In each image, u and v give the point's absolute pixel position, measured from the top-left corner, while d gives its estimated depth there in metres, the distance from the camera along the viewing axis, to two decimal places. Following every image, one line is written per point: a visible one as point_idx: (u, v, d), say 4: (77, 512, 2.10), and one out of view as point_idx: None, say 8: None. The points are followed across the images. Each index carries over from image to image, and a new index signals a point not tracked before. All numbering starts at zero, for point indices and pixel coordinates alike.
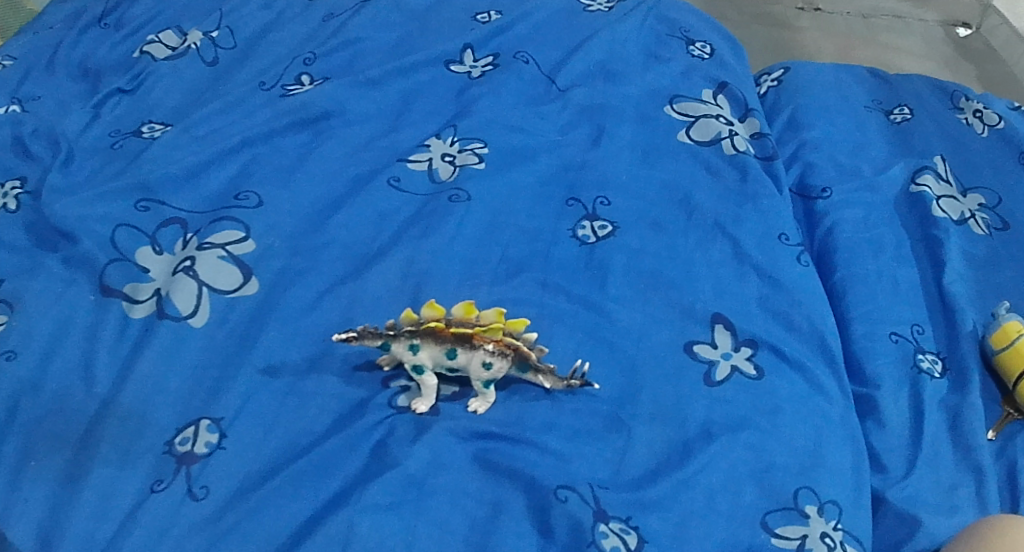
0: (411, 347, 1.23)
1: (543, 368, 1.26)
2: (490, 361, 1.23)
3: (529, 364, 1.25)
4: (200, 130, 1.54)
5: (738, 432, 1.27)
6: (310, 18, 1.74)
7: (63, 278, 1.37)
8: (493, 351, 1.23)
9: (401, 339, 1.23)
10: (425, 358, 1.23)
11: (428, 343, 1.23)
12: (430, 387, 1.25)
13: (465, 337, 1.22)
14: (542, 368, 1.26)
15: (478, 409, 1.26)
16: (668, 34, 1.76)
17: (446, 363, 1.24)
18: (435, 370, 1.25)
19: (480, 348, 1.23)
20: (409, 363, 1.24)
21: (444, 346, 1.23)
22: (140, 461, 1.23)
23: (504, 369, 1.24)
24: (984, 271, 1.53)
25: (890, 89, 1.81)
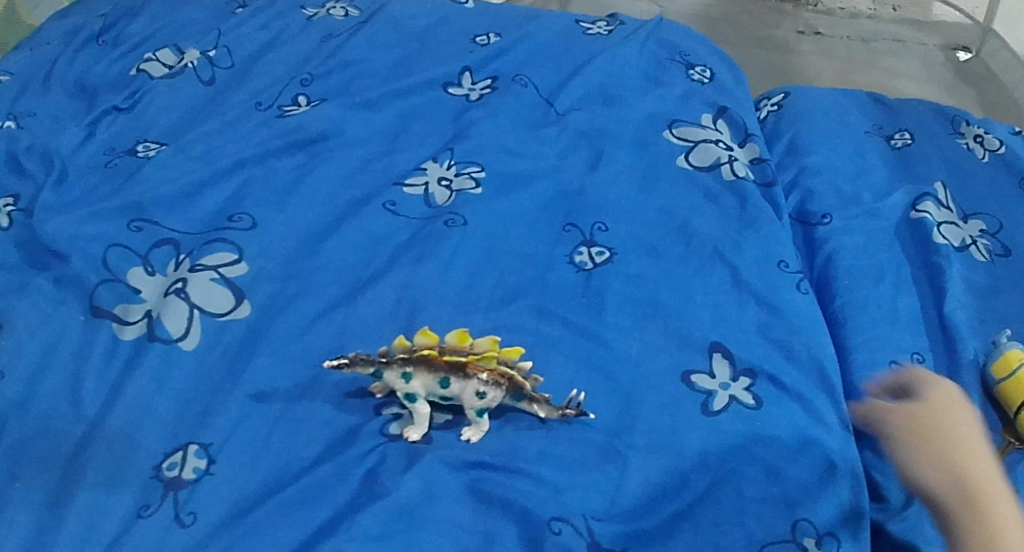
0: (403, 376, 1.22)
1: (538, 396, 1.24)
2: (483, 390, 1.21)
3: (525, 393, 1.23)
4: (195, 149, 1.54)
5: (736, 462, 1.25)
6: (308, 38, 1.74)
7: (53, 298, 1.35)
8: (487, 380, 1.21)
9: (393, 366, 1.22)
10: (418, 386, 1.22)
11: (421, 373, 1.22)
12: (422, 416, 1.24)
13: (459, 364, 1.21)
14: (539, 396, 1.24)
15: (471, 438, 1.24)
16: (667, 57, 1.76)
17: (440, 392, 1.22)
18: (429, 399, 1.23)
19: (474, 377, 1.21)
20: (402, 392, 1.23)
21: (437, 375, 1.22)
22: (126, 486, 1.21)
23: (498, 398, 1.22)
24: (985, 299, 1.52)
25: (890, 115, 1.80)
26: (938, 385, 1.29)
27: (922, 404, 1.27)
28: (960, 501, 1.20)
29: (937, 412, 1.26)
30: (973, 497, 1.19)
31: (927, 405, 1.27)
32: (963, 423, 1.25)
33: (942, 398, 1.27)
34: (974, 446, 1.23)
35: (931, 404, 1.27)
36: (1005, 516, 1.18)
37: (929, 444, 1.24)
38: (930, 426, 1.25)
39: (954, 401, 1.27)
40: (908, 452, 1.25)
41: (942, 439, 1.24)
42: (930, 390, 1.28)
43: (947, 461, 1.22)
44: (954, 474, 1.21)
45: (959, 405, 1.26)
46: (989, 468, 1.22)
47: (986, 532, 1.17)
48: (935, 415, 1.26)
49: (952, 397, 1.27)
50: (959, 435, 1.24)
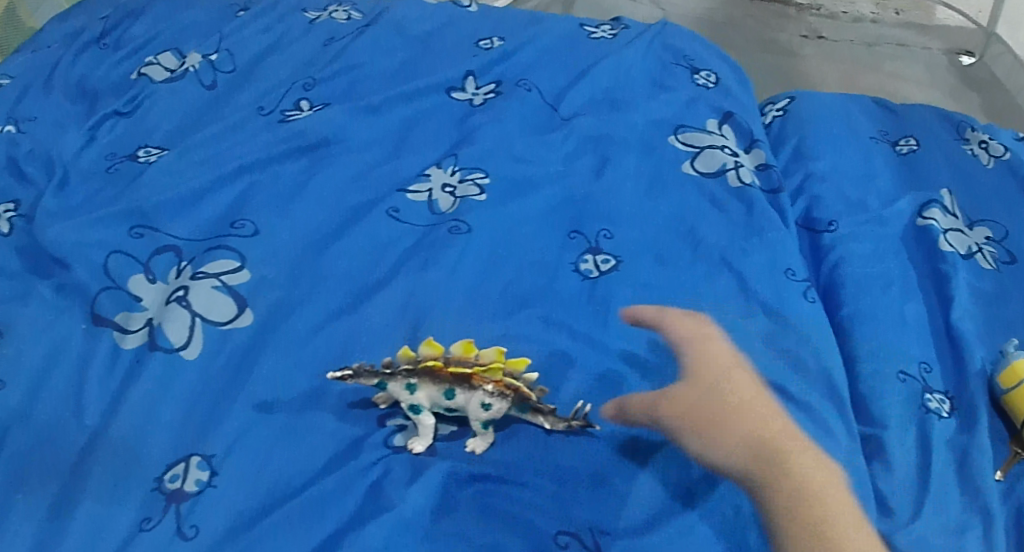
0: (407, 387, 1.21)
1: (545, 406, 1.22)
2: (489, 402, 1.20)
3: (532, 403, 1.22)
4: (197, 154, 1.53)
5: (744, 474, 1.24)
6: (311, 42, 1.73)
7: (55, 306, 1.34)
8: (492, 392, 1.20)
9: (397, 378, 1.21)
10: (422, 397, 1.21)
11: (425, 384, 1.21)
12: (427, 427, 1.23)
13: (464, 376, 1.20)
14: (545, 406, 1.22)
15: (476, 449, 1.23)
16: (673, 62, 1.74)
17: (445, 403, 1.22)
18: (433, 410, 1.22)
19: (479, 389, 1.20)
20: (407, 403, 1.22)
21: (442, 386, 1.21)
22: (128, 498, 1.20)
23: (503, 409, 1.21)
24: (992, 308, 1.51)
25: (897, 120, 1.79)
26: (709, 342, 1.34)
27: (705, 378, 1.30)
28: (755, 468, 1.24)
29: (713, 388, 1.30)
30: (782, 457, 1.25)
31: (716, 372, 1.31)
32: (741, 394, 1.30)
33: (718, 363, 1.32)
34: (759, 403, 1.29)
35: (713, 361, 1.32)
36: (801, 461, 1.26)
37: (701, 424, 1.27)
38: (693, 406, 1.28)
39: (722, 353, 1.33)
40: (675, 429, 1.26)
41: (717, 417, 1.27)
42: (687, 348, 1.33)
43: (722, 438, 1.26)
44: (746, 447, 1.25)
45: (733, 358, 1.33)
46: (772, 417, 1.29)
47: (796, 482, 1.24)
48: (734, 386, 1.30)
49: (721, 353, 1.33)
50: (727, 400, 1.29)
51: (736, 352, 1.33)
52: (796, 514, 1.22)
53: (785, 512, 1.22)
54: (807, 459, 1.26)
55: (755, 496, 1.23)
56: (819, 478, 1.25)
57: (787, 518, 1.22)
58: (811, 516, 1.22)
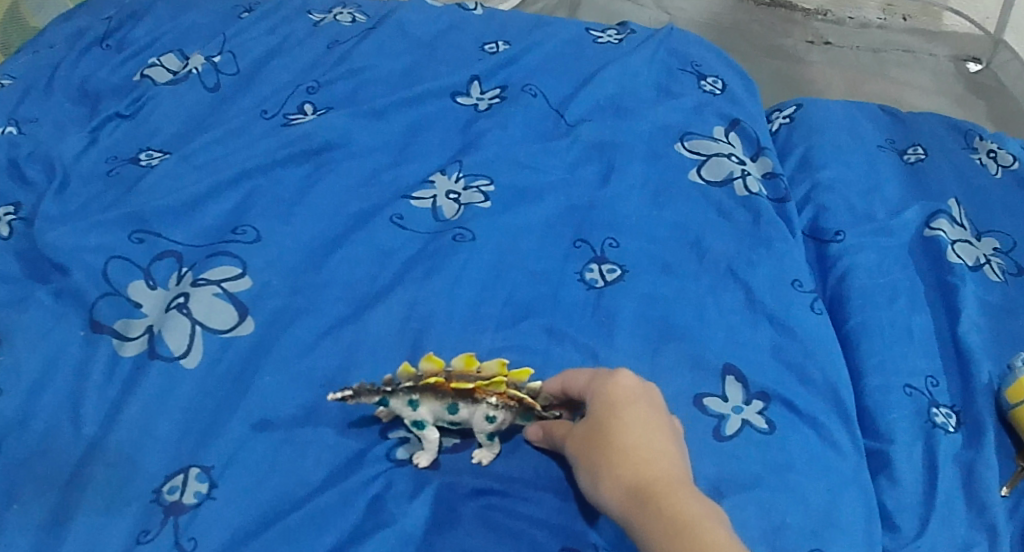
0: (410, 403, 1.19)
1: (549, 410, 1.22)
2: (493, 414, 1.19)
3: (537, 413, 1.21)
4: (198, 158, 1.52)
5: (749, 489, 1.22)
6: (315, 44, 1.72)
7: (54, 313, 1.33)
8: (496, 405, 1.19)
9: (399, 395, 1.19)
10: (425, 413, 1.19)
11: (428, 400, 1.19)
12: (431, 441, 1.21)
13: (467, 390, 1.18)
14: (549, 411, 1.22)
15: (483, 461, 1.22)
16: (679, 68, 1.73)
17: (449, 417, 1.20)
18: (437, 424, 1.20)
19: (482, 402, 1.19)
20: (409, 419, 1.20)
21: (445, 402, 1.19)
22: (126, 509, 1.19)
23: (508, 420, 1.20)
24: (1000, 320, 1.49)
25: (905, 129, 1.77)
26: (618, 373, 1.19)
27: (602, 411, 1.16)
28: (634, 506, 1.10)
29: (604, 422, 1.15)
30: (652, 499, 1.09)
31: (605, 402, 1.16)
32: (630, 432, 1.14)
33: (624, 399, 1.16)
34: (652, 445, 1.13)
35: (617, 394, 1.17)
36: (676, 505, 1.08)
37: (593, 466, 1.14)
38: (586, 443, 1.16)
39: (630, 387, 1.17)
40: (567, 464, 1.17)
41: (604, 452, 1.13)
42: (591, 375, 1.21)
43: (609, 478, 1.12)
44: (625, 486, 1.11)
45: (639, 391, 1.17)
46: (660, 459, 1.12)
47: (669, 524, 1.07)
48: (625, 426, 1.14)
49: (625, 384, 1.17)
50: (618, 431, 1.14)
51: (648, 386, 1.18)
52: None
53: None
54: (690, 508, 1.08)
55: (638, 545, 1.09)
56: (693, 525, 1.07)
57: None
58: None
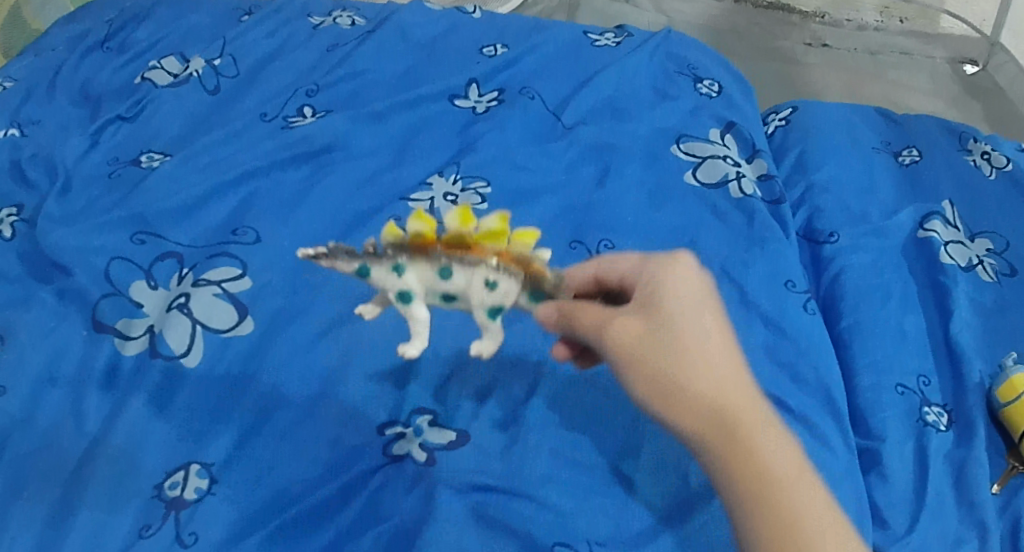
0: (393, 269, 1.23)
1: (564, 288, 1.18)
2: (493, 279, 1.21)
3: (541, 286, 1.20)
4: (199, 160, 1.53)
5: None
6: (314, 47, 1.74)
7: (56, 312, 1.35)
8: (495, 267, 1.21)
9: (386, 260, 1.23)
10: (410, 279, 1.22)
11: (417, 264, 1.23)
12: (417, 318, 1.27)
13: (462, 251, 1.22)
14: (563, 291, 1.18)
15: (482, 350, 1.29)
16: (676, 70, 1.75)
17: (441, 287, 1.23)
18: (425, 296, 1.24)
19: (481, 264, 1.21)
20: (395, 290, 1.24)
21: (436, 264, 1.22)
22: (127, 505, 1.21)
23: (509, 293, 1.22)
24: (992, 321, 1.51)
25: (900, 130, 1.79)
26: (678, 269, 1.11)
27: (664, 315, 1.09)
28: (711, 430, 1.05)
29: (672, 332, 1.08)
30: (736, 432, 1.05)
31: (666, 305, 1.09)
32: (706, 348, 1.07)
33: (686, 303, 1.09)
34: (727, 364, 1.07)
35: (679, 294, 1.10)
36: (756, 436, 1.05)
37: (658, 383, 1.07)
38: (645, 351, 1.08)
39: (700, 294, 1.10)
40: (616, 367, 1.09)
41: (678, 367, 1.06)
42: (636, 262, 1.13)
43: (682, 398, 1.06)
44: (705, 409, 1.05)
45: (697, 280, 1.11)
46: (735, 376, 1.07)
47: (751, 458, 1.04)
48: (693, 335, 1.08)
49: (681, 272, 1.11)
50: (689, 347, 1.07)
51: (703, 276, 1.12)
52: (750, 495, 1.03)
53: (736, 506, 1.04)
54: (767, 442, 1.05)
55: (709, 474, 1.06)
56: (786, 471, 1.04)
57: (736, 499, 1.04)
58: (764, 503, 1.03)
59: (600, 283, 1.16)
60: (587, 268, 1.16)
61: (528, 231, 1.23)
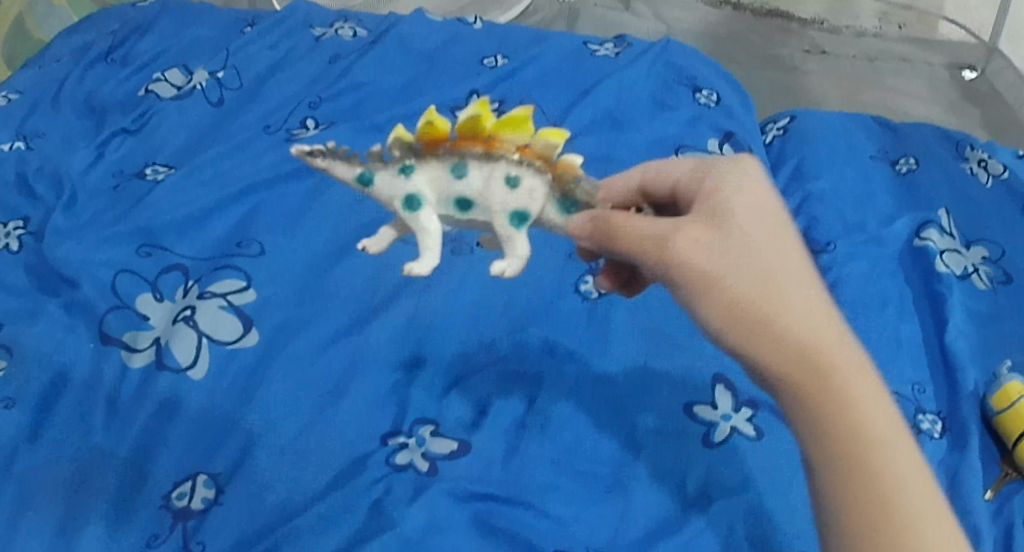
0: (402, 171, 1.26)
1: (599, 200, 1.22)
2: (513, 175, 1.24)
3: (569, 192, 1.24)
4: (204, 173, 1.56)
5: (738, 494, 1.25)
6: (316, 59, 1.76)
7: (64, 325, 1.37)
8: (518, 162, 1.24)
9: (398, 161, 1.26)
10: (419, 179, 1.25)
11: (427, 165, 1.26)
12: (425, 230, 1.27)
13: (480, 145, 1.25)
14: (601, 202, 1.22)
15: (507, 270, 1.27)
16: (675, 80, 1.77)
17: (456, 189, 1.25)
18: (436, 206, 1.26)
19: (500, 161, 1.25)
20: (404, 194, 1.26)
21: (449, 161, 1.25)
22: (135, 514, 1.23)
23: (533, 190, 1.24)
24: (987, 328, 1.53)
25: (897, 139, 1.81)
26: (753, 196, 1.08)
27: (742, 239, 1.05)
28: (796, 368, 1.01)
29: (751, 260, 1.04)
30: (827, 377, 1.00)
31: (739, 224, 1.06)
32: (785, 279, 1.04)
33: (766, 229, 1.06)
34: (808, 296, 1.03)
35: (749, 211, 1.07)
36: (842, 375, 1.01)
37: (738, 315, 1.03)
38: (721, 274, 1.04)
39: (770, 221, 1.07)
40: (687, 293, 1.05)
41: (760, 296, 1.03)
42: (692, 168, 1.14)
43: (765, 332, 1.02)
44: (788, 345, 1.01)
45: (762, 183, 1.09)
46: (821, 313, 1.03)
47: (838, 398, 1.00)
48: (769, 259, 1.05)
49: (746, 177, 1.10)
50: (770, 274, 1.04)
51: (762, 175, 1.10)
52: (838, 438, 0.99)
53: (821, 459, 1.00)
54: (854, 381, 1.01)
55: (791, 420, 1.02)
56: (880, 435, 0.99)
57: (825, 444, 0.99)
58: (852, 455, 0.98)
59: (643, 195, 1.20)
60: (631, 178, 1.21)
61: (552, 131, 1.25)
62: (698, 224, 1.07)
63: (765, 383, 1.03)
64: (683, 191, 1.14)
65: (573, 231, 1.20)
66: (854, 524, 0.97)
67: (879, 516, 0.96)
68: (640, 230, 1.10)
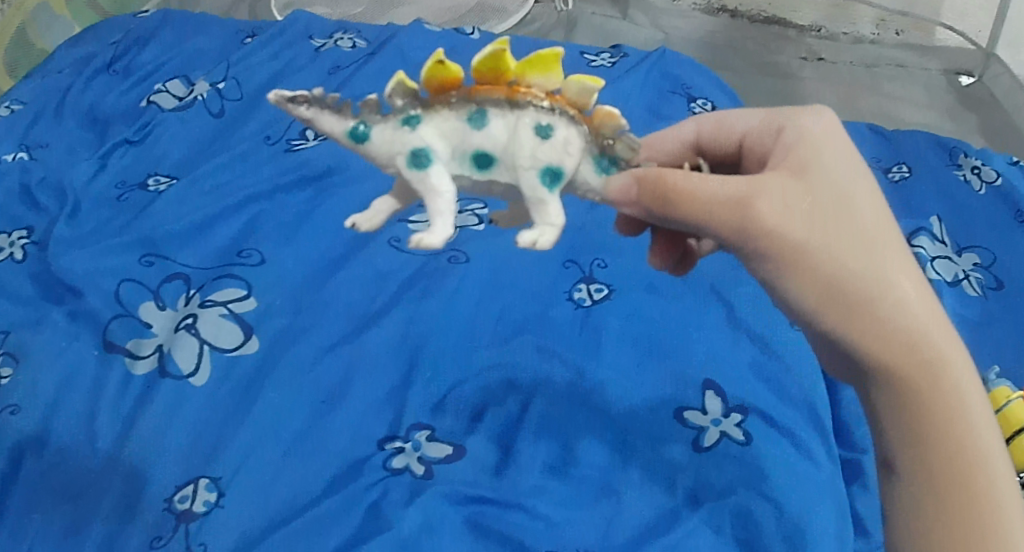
0: (405, 122, 1.08)
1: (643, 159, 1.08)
2: (546, 125, 1.06)
3: (606, 148, 1.08)
4: (206, 184, 1.59)
5: (726, 497, 1.28)
6: (317, 69, 1.79)
7: (68, 332, 1.40)
8: (548, 109, 1.07)
9: (400, 112, 1.08)
10: (428, 132, 1.07)
11: (434, 116, 1.08)
12: (436, 192, 1.07)
13: (502, 91, 1.07)
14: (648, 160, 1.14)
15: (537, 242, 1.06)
16: (670, 90, 1.80)
17: (474, 141, 1.07)
18: (449, 165, 1.08)
19: (530, 107, 1.07)
20: (410, 148, 1.07)
21: (464, 110, 1.08)
22: (139, 517, 1.26)
23: (568, 142, 1.06)
24: (975, 334, 1.56)
25: (888, 147, 1.84)
26: (851, 163, 1.06)
27: (846, 212, 1.04)
28: (895, 352, 1.02)
29: (853, 235, 1.03)
30: (925, 364, 1.02)
31: (831, 190, 1.04)
32: (889, 259, 1.03)
33: (868, 204, 1.05)
34: (909, 277, 1.04)
35: (840, 177, 1.05)
36: (939, 360, 1.03)
37: (837, 294, 1.02)
38: (819, 247, 1.02)
39: (869, 195, 1.06)
40: (780, 264, 1.03)
41: (863, 278, 1.02)
42: (765, 121, 1.11)
43: (862, 313, 1.02)
44: (887, 329, 1.02)
45: (842, 138, 1.08)
46: (918, 293, 1.03)
47: (931, 386, 1.03)
48: (865, 230, 1.04)
49: (829, 132, 1.08)
50: (868, 251, 1.03)
51: (839, 128, 1.09)
52: (930, 426, 1.03)
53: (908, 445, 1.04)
54: (950, 368, 1.03)
55: (882, 402, 1.05)
56: (980, 444, 1.03)
57: (913, 433, 1.04)
58: (941, 444, 1.03)
59: (699, 149, 1.15)
60: (686, 129, 1.16)
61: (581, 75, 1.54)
62: (789, 186, 1.04)
63: (852, 360, 1.04)
64: (753, 142, 1.11)
65: (613, 193, 1.07)
66: (938, 533, 1.02)
67: (968, 524, 1.01)
68: (716, 190, 1.03)
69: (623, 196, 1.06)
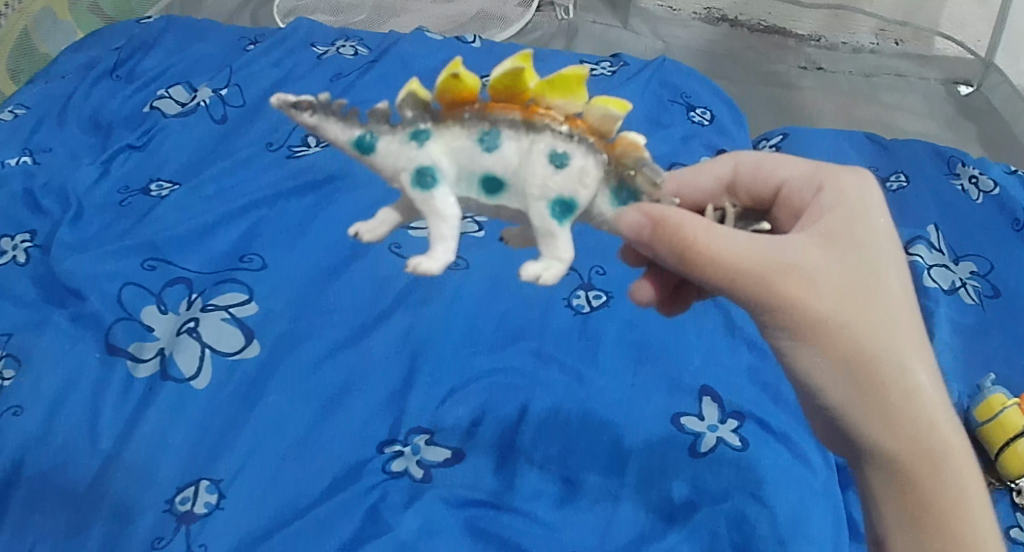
0: (414, 137, 1.09)
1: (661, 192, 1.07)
2: (559, 152, 1.06)
3: (626, 179, 1.07)
4: (208, 189, 1.61)
5: (722, 502, 1.29)
6: (318, 77, 1.81)
7: (71, 335, 1.41)
8: (566, 134, 1.07)
9: (410, 125, 1.10)
10: (436, 150, 1.08)
11: (445, 132, 1.09)
12: (440, 214, 1.08)
13: (518, 110, 1.08)
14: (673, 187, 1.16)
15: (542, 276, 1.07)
16: (669, 99, 1.81)
17: (483, 164, 1.08)
18: (455, 186, 1.09)
19: (546, 130, 1.07)
20: (415, 163, 1.08)
21: (476, 128, 1.08)
22: (140, 517, 1.27)
23: (584, 171, 1.07)
24: (972, 341, 1.56)
25: (886, 156, 1.85)
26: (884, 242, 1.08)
27: (872, 292, 1.06)
28: (902, 433, 1.06)
29: (877, 316, 1.06)
30: (927, 449, 1.06)
31: (862, 267, 1.06)
32: (908, 345, 1.06)
33: (896, 286, 1.07)
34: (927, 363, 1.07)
35: (873, 251, 1.07)
36: (943, 448, 1.07)
37: (855, 370, 1.05)
38: (843, 325, 1.05)
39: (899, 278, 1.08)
40: (800, 337, 1.06)
41: (880, 360, 1.05)
42: (810, 172, 1.13)
43: (875, 393, 1.06)
44: (897, 410, 1.06)
45: (879, 210, 1.09)
46: (933, 383, 1.07)
47: (932, 472, 1.06)
48: (891, 311, 1.06)
49: (868, 202, 1.10)
50: (889, 332, 1.06)
51: (880, 198, 1.10)
52: (926, 508, 1.07)
53: (904, 524, 1.08)
54: (953, 458, 1.07)
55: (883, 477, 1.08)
56: (979, 538, 1.06)
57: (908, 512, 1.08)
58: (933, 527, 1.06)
59: (732, 189, 1.17)
60: (722, 167, 1.17)
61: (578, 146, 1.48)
62: (820, 259, 1.06)
63: (855, 437, 1.08)
64: (791, 192, 1.14)
65: (624, 226, 1.07)
66: None
67: None
68: (744, 253, 1.04)
69: (635, 234, 1.06)
